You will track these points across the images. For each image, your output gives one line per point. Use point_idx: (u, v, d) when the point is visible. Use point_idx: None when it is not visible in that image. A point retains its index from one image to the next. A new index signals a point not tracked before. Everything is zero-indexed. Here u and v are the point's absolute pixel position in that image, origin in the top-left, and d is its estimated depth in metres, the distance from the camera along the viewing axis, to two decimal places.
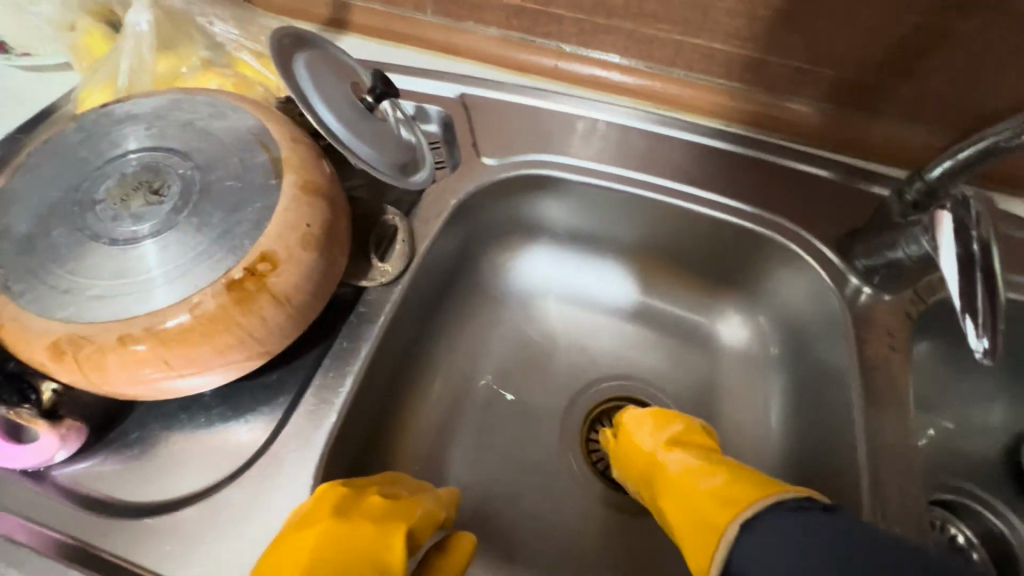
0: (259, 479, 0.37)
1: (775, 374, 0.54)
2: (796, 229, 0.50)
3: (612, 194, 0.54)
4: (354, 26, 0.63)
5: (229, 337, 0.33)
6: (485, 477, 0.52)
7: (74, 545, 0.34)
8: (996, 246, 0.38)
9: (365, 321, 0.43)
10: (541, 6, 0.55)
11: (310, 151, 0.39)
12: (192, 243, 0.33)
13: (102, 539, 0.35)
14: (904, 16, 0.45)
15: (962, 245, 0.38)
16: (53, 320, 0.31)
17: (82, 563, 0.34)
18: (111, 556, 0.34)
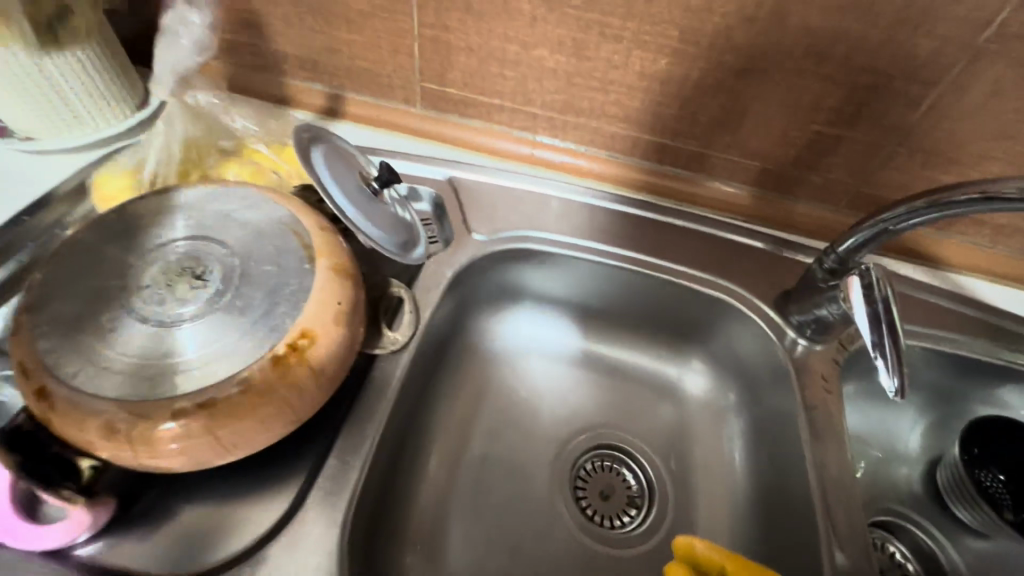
0: (287, 544, 0.40)
1: (734, 417, 0.62)
2: (741, 292, 0.60)
3: (588, 265, 0.62)
4: (346, 115, 0.69)
5: (271, 408, 0.37)
6: (485, 530, 0.55)
7: None
8: (894, 302, 0.48)
9: (378, 386, 0.47)
10: (518, 106, 0.64)
11: (335, 236, 0.44)
12: (236, 324, 0.37)
13: None
14: (808, 125, 0.57)
15: (868, 307, 0.48)
16: (107, 399, 0.34)
17: None
18: None
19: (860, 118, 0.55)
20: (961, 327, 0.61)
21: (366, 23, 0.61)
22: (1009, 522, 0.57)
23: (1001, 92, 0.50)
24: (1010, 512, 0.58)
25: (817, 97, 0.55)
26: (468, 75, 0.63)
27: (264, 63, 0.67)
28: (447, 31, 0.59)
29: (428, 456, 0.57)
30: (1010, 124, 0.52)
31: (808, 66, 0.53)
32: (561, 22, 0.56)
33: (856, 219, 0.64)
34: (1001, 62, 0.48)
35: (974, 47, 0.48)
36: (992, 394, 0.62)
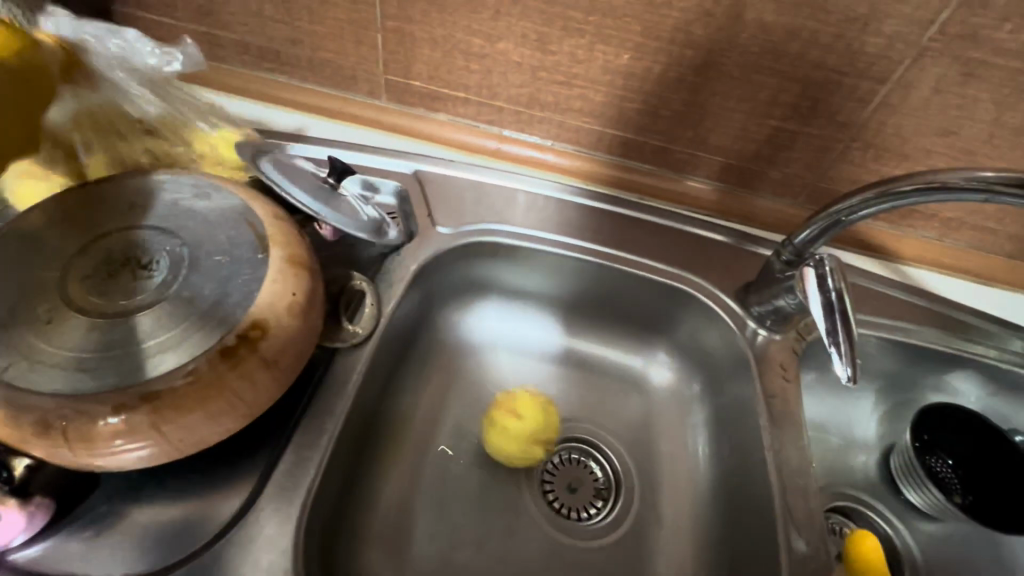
0: (238, 545, 0.38)
1: (699, 408, 0.62)
2: (705, 284, 0.61)
3: (554, 258, 0.62)
4: (309, 106, 0.68)
5: (221, 402, 0.36)
6: (448, 525, 0.54)
7: None
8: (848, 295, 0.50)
9: (338, 379, 0.46)
10: (484, 99, 0.64)
11: (291, 226, 0.43)
12: (182, 314, 0.36)
13: None
14: (765, 121, 0.59)
15: (822, 296, 0.50)
16: (41, 394, 0.33)
17: None
18: None
19: (815, 113, 0.57)
20: (913, 318, 0.63)
21: (327, 14, 0.59)
22: (958, 506, 0.59)
23: (944, 90, 0.52)
24: (960, 495, 0.59)
25: (773, 92, 0.56)
26: (432, 68, 0.62)
27: (224, 53, 0.66)
28: (412, 23, 0.59)
29: (393, 451, 0.56)
30: (953, 121, 0.54)
31: (763, 62, 0.54)
32: (525, 15, 0.55)
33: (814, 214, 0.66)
34: (944, 60, 0.50)
35: (918, 46, 0.50)
36: (941, 382, 0.65)
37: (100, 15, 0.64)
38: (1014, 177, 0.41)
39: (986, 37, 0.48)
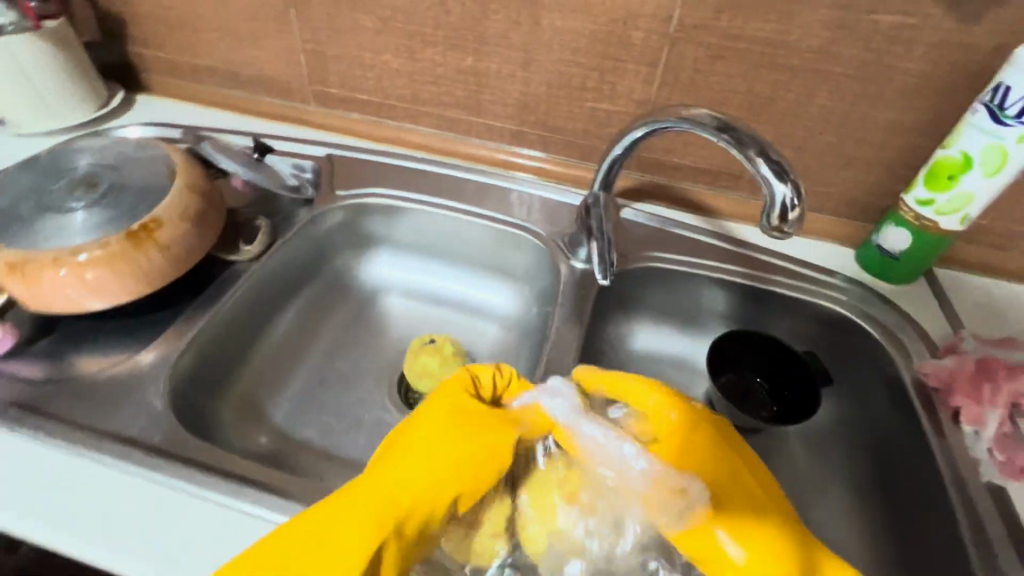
0: (132, 367, 0.56)
1: (534, 333, 0.76)
2: (541, 232, 0.76)
3: (419, 213, 0.78)
4: (258, 112, 0.90)
5: (125, 266, 0.54)
6: (315, 410, 0.68)
7: (1, 395, 0.52)
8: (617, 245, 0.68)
9: (230, 279, 0.65)
10: (381, 100, 0.84)
11: (196, 168, 0.62)
12: (108, 212, 0.56)
13: (22, 392, 0.53)
14: (583, 103, 0.75)
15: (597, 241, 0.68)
16: (14, 250, 0.53)
17: (4, 403, 0.51)
18: (23, 401, 0.52)
19: (617, 93, 0.73)
20: (722, 259, 0.73)
21: (266, 43, 0.83)
22: (766, 419, 0.67)
23: (702, 69, 0.68)
24: (768, 411, 0.68)
25: (583, 79, 0.73)
26: (342, 78, 0.83)
27: (203, 78, 0.90)
28: (321, 45, 0.80)
29: (284, 353, 0.72)
30: (718, 93, 0.69)
31: (567, 56, 0.71)
32: (396, 34, 0.76)
33: (645, 179, 0.79)
34: (691, 46, 0.66)
35: (669, 36, 0.66)
36: (756, 318, 0.74)
37: (124, 55, 0.91)
38: (716, 121, 0.51)
39: (714, 26, 0.64)
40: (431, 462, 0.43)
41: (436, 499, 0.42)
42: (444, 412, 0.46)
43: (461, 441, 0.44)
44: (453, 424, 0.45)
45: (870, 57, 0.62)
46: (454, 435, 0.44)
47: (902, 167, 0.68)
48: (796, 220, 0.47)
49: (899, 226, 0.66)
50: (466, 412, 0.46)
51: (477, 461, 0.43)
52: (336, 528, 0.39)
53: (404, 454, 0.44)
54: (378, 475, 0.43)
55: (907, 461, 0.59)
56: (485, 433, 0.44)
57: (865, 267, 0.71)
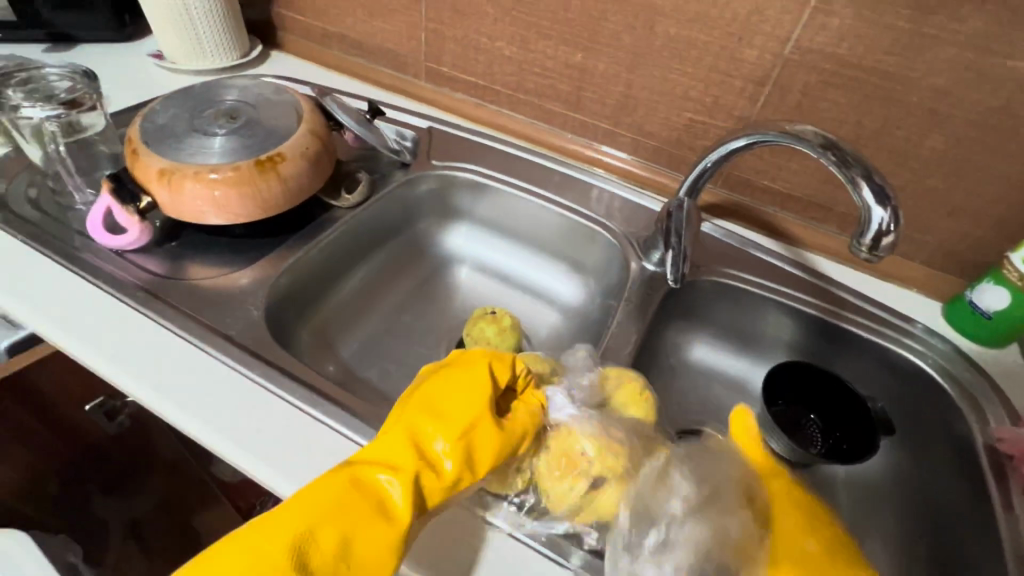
0: (236, 280, 0.63)
1: (589, 326, 0.78)
2: (618, 230, 0.78)
3: (504, 193, 0.82)
4: (374, 81, 0.97)
5: (249, 189, 0.61)
6: (378, 354, 0.74)
7: (132, 281, 0.60)
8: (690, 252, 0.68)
9: (328, 222, 0.72)
10: (487, 84, 0.89)
11: (319, 116, 0.69)
12: (243, 141, 0.63)
13: (148, 282, 0.61)
14: (682, 113, 0.76)
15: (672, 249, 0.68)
16: (163, 161, 0.61)
17: (133, 287, 0.59)
18: (148, 289, 0.60)
19: (719, 107, 0.73)
20: (796, 287, 0.72)
21: (394, 19, 0.90)
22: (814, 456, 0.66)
23: (811, 94, 0.67)
24: (817, 450, 0.67)
25: (686, 89, 0.74)
26: (455, 58, 0.89)
27: (331, 43, 0.99)
28: (443, 25, 0.86)
29: (360, 298, 0.78)
30: (824, 121, 0.68)
31: (675, 64, 0.73)
32: (513, 22, 0.80)
33: (729, 197, 0.79)
34: (805, 69, 0.66)
35: (784, 57, 0.66)
36: (821, 352, 0.72)
37: (268, 14, 1.01)
38: (824, 140, 0.50)
39: (832, 52, 0.64)
40: (436, 460, 0.45)
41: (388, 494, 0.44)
42: (441, 411, 0.48)
43: (461, 422, 0.47)
44: (462, 433, 0.47)
45: (996, 106, 0.59)
46: (454, 422, 0.47)
47: (1011, 225, 0.65)
48: (888, 247, 0.47)
49: (997, 284, 0.62)
50: (466, 415, 0.48)
51: (492, 448, 0.46)
52: (344, 512, 0.42)
53: (425, 452, 0.46)
54: (402, 478, 0.44)
55: (967, 527, 0.56)
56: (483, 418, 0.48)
57: (952, 321, 0.68)
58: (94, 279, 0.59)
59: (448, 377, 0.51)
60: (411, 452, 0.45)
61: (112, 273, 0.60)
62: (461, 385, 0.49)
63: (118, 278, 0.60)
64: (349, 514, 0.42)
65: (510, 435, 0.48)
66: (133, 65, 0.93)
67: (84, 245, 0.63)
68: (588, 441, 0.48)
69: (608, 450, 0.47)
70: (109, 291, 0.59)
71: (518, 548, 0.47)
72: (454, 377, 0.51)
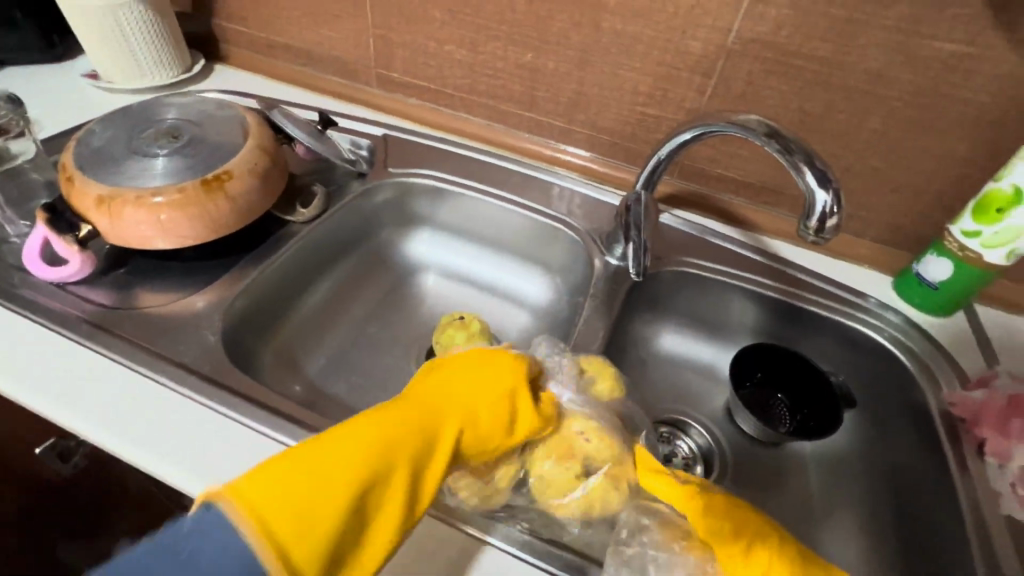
0: (188, 305, 0.61)
1: (557, 324, 0.79)
2: (580, 226, 0.78)
3: (464, 197, 0.82)
4: (324, 90, 0.95)
5: (195, 211, 0.59)
6: (345, 369, 0.73)
7: (75, 313, 0.57)
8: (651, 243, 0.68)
9: (284, 238, 0.70)
10: (440, 88, 0.88)
11: (266, 130, 0.67)
12: (187, 160, 0.61)
13: (93, 313, 0.58)
14: (634, 107, 0.77)
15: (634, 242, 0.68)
16: (102, 187, 0.58)
17: (77, 320, 0.56)
18: (94, 320, 0.57)
19: (669, 100, 0.74)
20: (755, 271, 0.74)
21: (340, 26, 0.88)
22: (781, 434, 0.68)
23: (755, 83, 0.69)
24: (785, 428, 0.69)
25: (636, 83, 0.75)
26: (405, 63, 0.88)
27: (277, 54, 0.96)
28: (391, 31, 0.85)
29: (324, 313, 0.76)
30: (770, 108, 0.70)
31: (623, 59, 0.74)
32: (461, 25, 0.80)
33: (686, 187, 0.81)
34: (747, 59, 0.67)
35: (727, 48, 0.68)
36: (783, 333, 0.74)
37: (209, 26, 0.97)
38: (767, 128, 0.51)
39: (772, 41, 0.65)
40: (435, 445, 0.45)
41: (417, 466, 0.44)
42: (457, 399, 0.48)
43: (475, 416, 0.47)
44: (468, 424, 0.46)
45: (927, 86, 0.62)
46: (467, 415, 0.47)
47: (949, 198, 0.68)
48: (833, 228, 0.49)
49: (940, 255, 0.65)
50: (478, 407, 0.47)
51: (489, 440, 0.47)
52: (337, 476, 0.41)
53: (432, 432, 0.45)
54: (408, 450, 0.44)
55: (927, 490, 0.58)
56: (496, 414, 0.47)
57: (903, 294, 0.71)
58: (33, 314, 0.56)
59: (484, 367, 0.50)
60: (423, 434, 0.45)
61: (53, 307, 0.57)
62: (484, 371, 0.50)
63: (60, 312, 0.57)
64: (346, 474, 0.41)
65: (512, 432, 0.47)
66: (66, 86, 0.89)
67: (20, 279, 0.59)
68: (581, 428, 0.49)
69: (600, 436, 0.49)
70: (51, 326, 0.56)
71: (495, 557, 0.46)
72: (490, 369, 0.50)
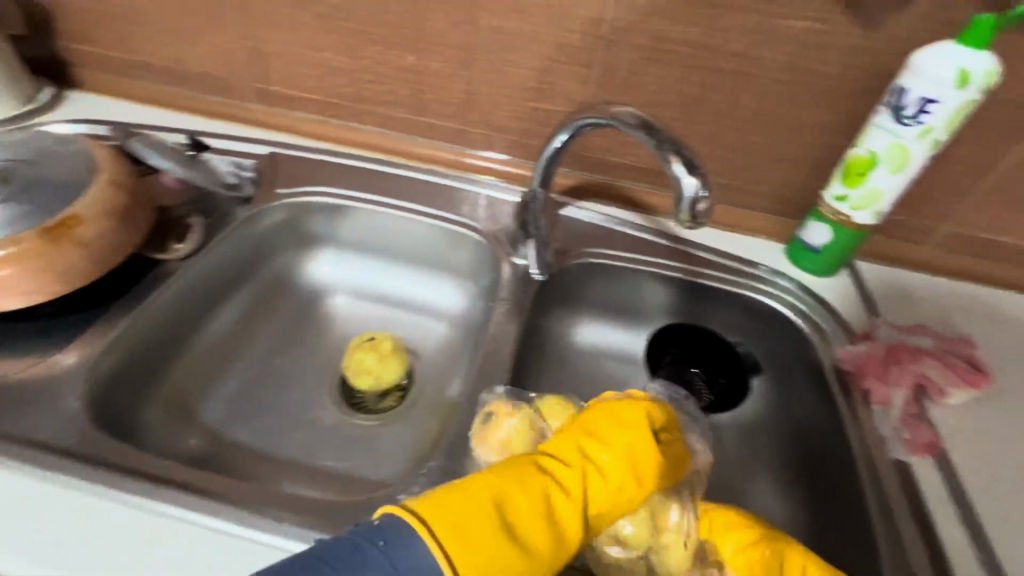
0: (44, 371, 0.54)
1: (474, 330, 0.77)
2: (486, 229, 0.76)
3: (364, 212, 0.78)
4: (198, 109, 0.87)
5: (38, 263, 0.52)
6: (250, 410, 0.68)
7: None
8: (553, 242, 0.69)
9: (159, 278, 0.64)
10: (326, 99, 0.83)
11: (121, 163, 0.61)
12: (22, 207, 0.54)
13: None
14: (524, 103, 0.76)
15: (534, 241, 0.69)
16: None
17: None
18: None
19: (558, 94, 0.74)
20: (657, 253, 0.75)
21: (205, 40, 0.81)
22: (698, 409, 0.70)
23: (635, 70, 0.70)
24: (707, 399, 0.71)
25: (522, 79, 0.74)
26: (283, 75, 0.82)
27: (138, 74, 0.87)
28: (261, 41, 0.79)
29: (220, 353, 0.70)
30: (653, 94, 0.71)
31: (506, 56, 0.72)
32: (336, 31, 0.76)
33: (587, 178, 0.81)
34: (624, 47, 0.68)
35: (604, 38, 0.68)
36: (693, 310, 0.77)
37: (52, 49, 0.87)
38: (642, 118, 0.52)
39: (645, 29, 0.66)
40: (611, 491, 0.44)
41: (590, 497, 0.43)
42: (617, 446, 0.46)
43: (636, 468, 0.45)
44: (637, 472, 0.45)
45: (789, 63, 0.65)
46: (639, 463, 0.45)
47: (822, 166, 0.72)
48: (705, 211, 0.50)
49: (818, 221, 0.69)
50: (637, 454, 0.46)
51: (628, 494, 0.45)
52: (529, 517, 0.40)
53: (608, 471, 0.44)
54: (575, 492, 0.43)
55: (829, 443, 0.62)
56: (632, 471, 0.45)
57: (793, 260, 0.75)
58: None
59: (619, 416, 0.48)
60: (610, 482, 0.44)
61: None
62: (619, 418, 0.48)
63: None
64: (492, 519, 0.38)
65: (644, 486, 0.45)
66: None
67: None
68: None
69: None
70: None
71: None
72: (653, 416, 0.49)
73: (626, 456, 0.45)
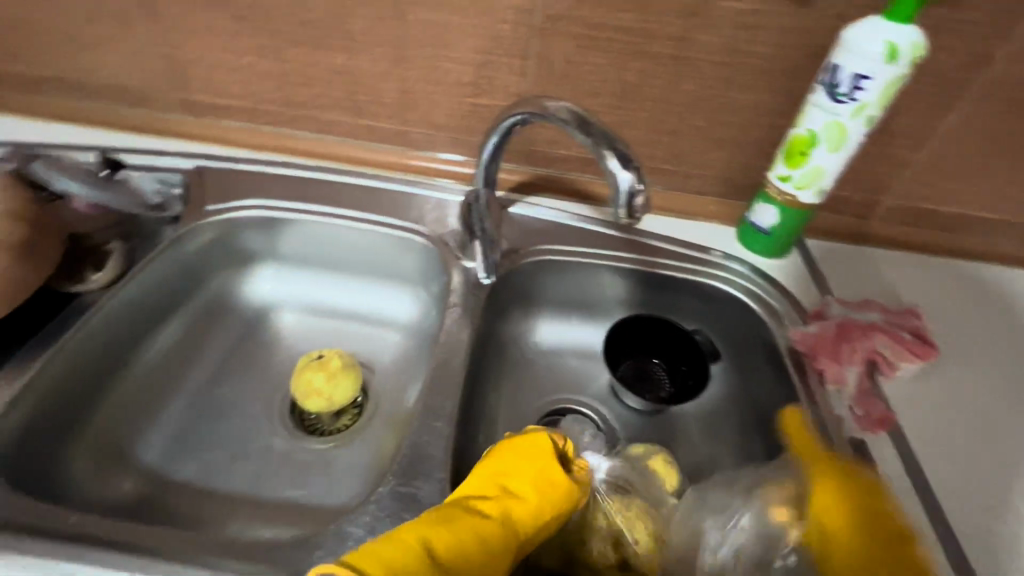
0: None
1: (429, 338, 0.75)
2: (433, 232, 0.74)
3: (302, 223, 0.74)
4: (114, 123, 0.81)
5: None
6: (193, 444, 0.64)
7: None
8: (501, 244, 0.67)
9: (74, 312, 0.59)
10: (254, 105, 0.78)
11: (20, 192, 0.56)
12: None
13: None
14: (463, 99, 0.73)
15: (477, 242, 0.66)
16: None
17: None
18: None
19: (497, 87, 0.71)
20: (610, 245, 0.74)
21: (114, 49, 0.75)
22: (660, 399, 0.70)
23: (573, 59, 0.68)
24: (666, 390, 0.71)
25: (458, 74, 0.71)
26: (204, 82, 0.77)
27: (43, 89, 0.81)
28: (175, 48, 0.74)
29: (155, 386, 0.66)
30: (592, 84, 0.69)
31: (439, 51, 0.69)
32: (256, 33, 0.71)
33: (535, 172, 0.79)
34: (559, 36, 0.66)
35: (538, 28, 0.66)
36: (650, 300, 0.76)
37: None
38: (574, 112, 0.50)
39: (578, 16, 0.64)
40: (523, 515, 0.45)
41: (509, 520, 0.45)
42: (526, 474, 0.47)
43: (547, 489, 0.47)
44: (545, 493, 0.47)
45: (725, 45, 0.64)
46: (549, 484, 0.47)
47: (766, 147, 0.72)
48: (643, 204, 0.48)
49: (766, 203, 0.69)
50: (546, 476, 0.47)
51: (540, 514, 0.46)
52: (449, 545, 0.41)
53: (522, 498, 0.46)
54: (491, 518, 0.44)
55: None
56: (542, 492, 0.47)
57: (744, 243, 0.74)
58: None
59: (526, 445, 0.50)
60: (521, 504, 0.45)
61: None
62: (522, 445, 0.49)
63: None
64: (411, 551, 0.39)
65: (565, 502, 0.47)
66: None
67: None
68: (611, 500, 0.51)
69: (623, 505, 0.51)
70: None
71: None
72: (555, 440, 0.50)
73: (534, 480, 0.47)
